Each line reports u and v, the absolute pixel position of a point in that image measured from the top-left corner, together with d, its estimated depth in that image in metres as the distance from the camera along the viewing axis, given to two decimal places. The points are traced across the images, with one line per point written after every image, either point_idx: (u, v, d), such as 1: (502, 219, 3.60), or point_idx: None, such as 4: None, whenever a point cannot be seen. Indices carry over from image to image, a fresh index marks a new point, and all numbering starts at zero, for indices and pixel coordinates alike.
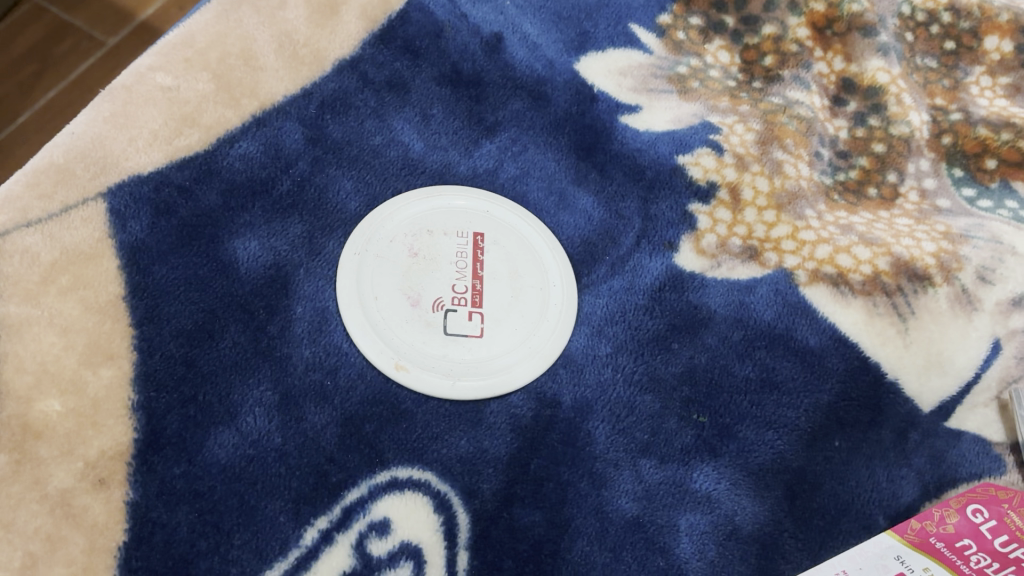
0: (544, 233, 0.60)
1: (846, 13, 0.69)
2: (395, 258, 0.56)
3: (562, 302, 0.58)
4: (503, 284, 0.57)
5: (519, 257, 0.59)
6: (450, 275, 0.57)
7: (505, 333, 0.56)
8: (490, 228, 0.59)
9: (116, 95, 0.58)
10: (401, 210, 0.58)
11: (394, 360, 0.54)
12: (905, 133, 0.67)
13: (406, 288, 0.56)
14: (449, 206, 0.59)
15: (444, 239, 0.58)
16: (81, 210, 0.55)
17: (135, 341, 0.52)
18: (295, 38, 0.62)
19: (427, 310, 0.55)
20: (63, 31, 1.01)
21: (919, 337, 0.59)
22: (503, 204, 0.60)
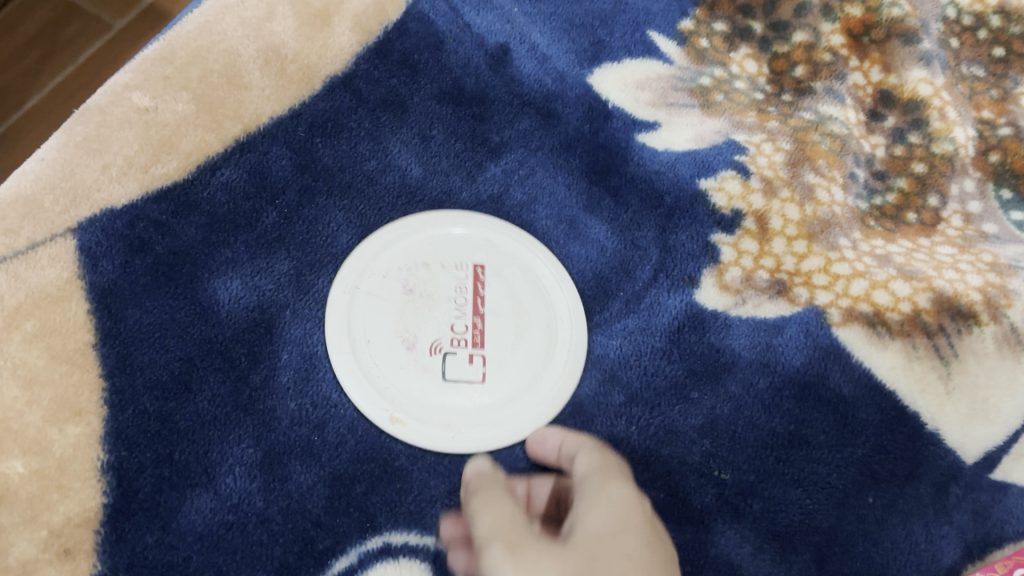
0: (553, 265, 0.55)
1: (885, 19, 0.64)
2: (389, 296, 0.52)
3: (570, 341, 0.53)
4: (506, 320, 0.53)
5: (524, 291, 0.54)
6: (448, 312, 0.52)
7: (509, 379, 0.51)
8: (493, 258, 0.54)
9: (89, 117, 0.54)
10: (395, 241, 0.54)
11: (388, 412, 0.49)
12: (949, 151, 0.62)
13: (400, 329, 0.51)
14: (447, 235, 0.54)
15: (442, 272, 0.53)
16: (49, 247, 0.50)
17: (105, 395, 0.48)
18: (283, 52, 0.57)
19: (423, 354, 0.51)
20: (70, 13, 0.89)
21: (962, 382, 0.54)
22: (508, 231, 0.55)
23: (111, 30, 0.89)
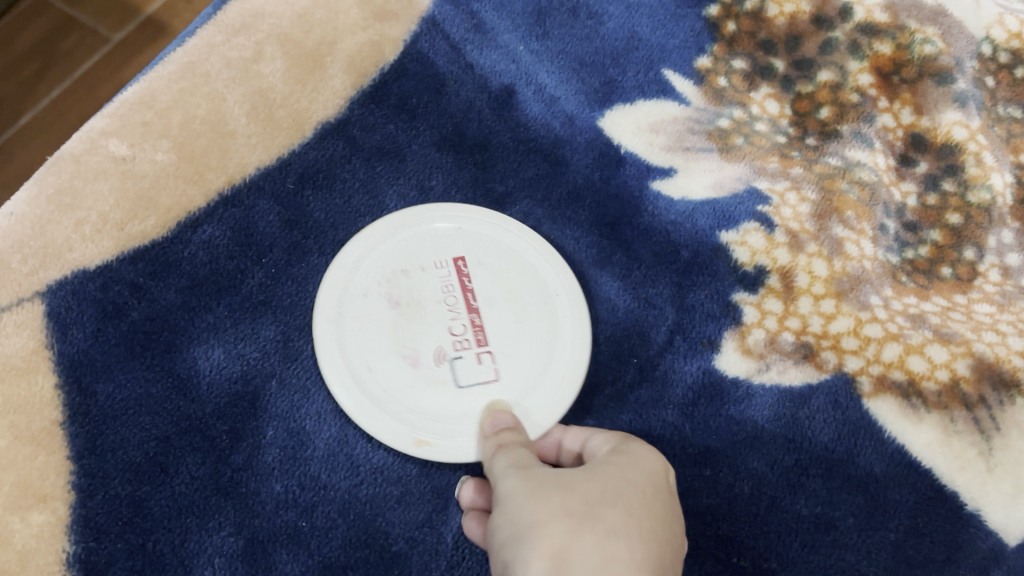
0: (526, 232, 0.52)
1: (917, 56, 0.58)
2: (376, 313, 0.47)
3: (572, 312, 0.50)
4: (505, 310, 0.49)
5: (512, 277, 0.50)
6: (443, 315, 0.48)
7: (528, 370, 0.48)
8: (468, 247, 0.51)
9: (63, 167, 0.50)
10: (365, 253, 0.49)
11: (412, 437, 0.45)
12: (986, 201, 0.56)
13: (400, 347, 0.47)
14: (415, 235, 0.51)
15: (423, 276, 0.49)
16: (14, 314, 0.46)
17: (73, 479, 0.44)
18: (271, 97, 0.53)
19: (432, 366, 0.47)
20: (67, 26, 0.84)
21: (1005, 459, 0.50)
22: (473, 212, 0.52)
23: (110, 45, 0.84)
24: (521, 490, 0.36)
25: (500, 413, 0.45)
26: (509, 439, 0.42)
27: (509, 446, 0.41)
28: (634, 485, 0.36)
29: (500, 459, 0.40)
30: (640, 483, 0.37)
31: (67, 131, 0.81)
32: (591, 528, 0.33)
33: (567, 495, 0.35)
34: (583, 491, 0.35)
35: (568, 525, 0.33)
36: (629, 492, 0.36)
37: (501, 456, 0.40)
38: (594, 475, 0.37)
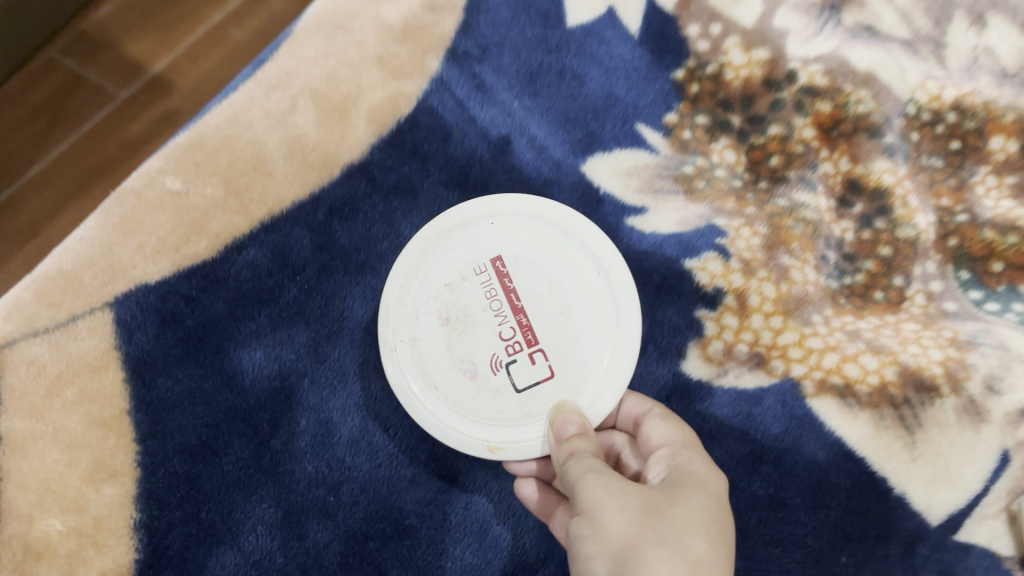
0: (556, 210, 0.56)
1: (852, 114, 0.65)
2: (432, 334, 0.54)
3: (614, 289, 0.55)
4: (549, 305, 0.55)
5: (548, 268, 0.55)
6: (491, 320, 0.54)
7: (580, 358, 0.54)
8: (504, 244, 0.56)
9: (126, 199, 0.59)
10: (412, 273, 0.56)
11: (486, 445, 0.53)
12: (911, 236, 0.63)
13: (457, 362, 0.54)
14: (456, 242, 0.56)
15: (466, 286, 0.55)
16: (88, 320, 0.55)
17: (138, 457, 0.52)
18: (305, 142, 0.62)
19: (488, 374, 0.53)
20: (74, 83, 0.87)
21: (927, 450, 0.58)
22: (500, 204, 0.57)
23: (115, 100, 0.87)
24: (611, 505, 0.39)
25: (570, 419, 0.49)
26: (579, 445, 0.47)
27: (579, 456, 0.45)
28: (705, 507, 0.41)
29: (575, 468, 0.44)
30: (712, 509, 0.41)
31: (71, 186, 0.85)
32: (678, 553, 0.37)
33: (653, 515, 0.38)
34: (667, 514, 0.39)
35: (653, 545, 0.37)
36: (703, 515, 0.40)
37: (576, 464, 0.44)
38: (670, 496, 0.41)
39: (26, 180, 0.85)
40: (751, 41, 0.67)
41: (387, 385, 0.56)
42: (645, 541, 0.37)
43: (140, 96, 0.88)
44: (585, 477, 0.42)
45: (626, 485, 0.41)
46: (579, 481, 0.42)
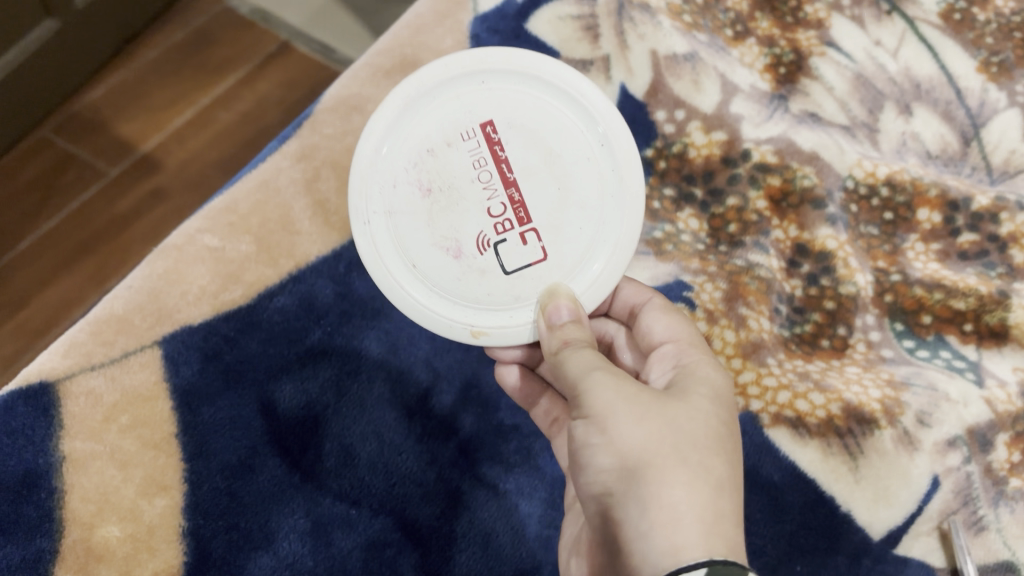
0: (561, 71, 0.55)
1: (798, 187, 0.75)
2: (413, 206, 0.54)
3: (616, 162, 0.55)
4: (544, 178, 0.54)
5: (545, 136, 0.54)
6: (478, 195, 0.53)
7: (574, 241, 0.54)
8: (495, 106, 0.55)
9: (168, 254, 0.67)
10: (392, 136, 0.55)
11: (469, 330, 0.55)
12: (853, 292, 0.72)
13: (439, 240, 0.54)
14: (441, 101, 0.55)
15: (451, 153, 0.54)
16: (140, 356, 0.63)
17: (185, 474, 0.60)
18: (327, 206, 0.71)
19: (474, 255, 0.54)
20: (69, 162, 1.10)
21: (869, 474, 0.66)
22: (492, 58, 0.55)
23: (105, 176, 1.10)
24: (627, 417, 0.45)
25: (562, 305, 0.52)
26: (573, 335, 0.51)
27: (577, 347, 0.50)
28: (712, 417, 0.47)
29: (574, 364, 0.49)
30: (715, 416, 0.48)
31: (63, 253, 1.05)
32: (698, 476, 0.44)
33: (672, 434, 0.45)
34: (682, 431, 0.45)
35: (675, 468, 0.44)
36: (709, 427, 0.47)
37: (577, 360, 0.49)
38: (680, 406, 0.47)
39: (18, 250, 1.05)
40: (711, 124, 0.78)
41: (399, 415, 0.65)
42: (665, 464, 0.44)
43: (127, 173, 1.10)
44: (592, 377, 0.47)
45: (636, 392, 0.47)
46: (584, 380, 0.47)
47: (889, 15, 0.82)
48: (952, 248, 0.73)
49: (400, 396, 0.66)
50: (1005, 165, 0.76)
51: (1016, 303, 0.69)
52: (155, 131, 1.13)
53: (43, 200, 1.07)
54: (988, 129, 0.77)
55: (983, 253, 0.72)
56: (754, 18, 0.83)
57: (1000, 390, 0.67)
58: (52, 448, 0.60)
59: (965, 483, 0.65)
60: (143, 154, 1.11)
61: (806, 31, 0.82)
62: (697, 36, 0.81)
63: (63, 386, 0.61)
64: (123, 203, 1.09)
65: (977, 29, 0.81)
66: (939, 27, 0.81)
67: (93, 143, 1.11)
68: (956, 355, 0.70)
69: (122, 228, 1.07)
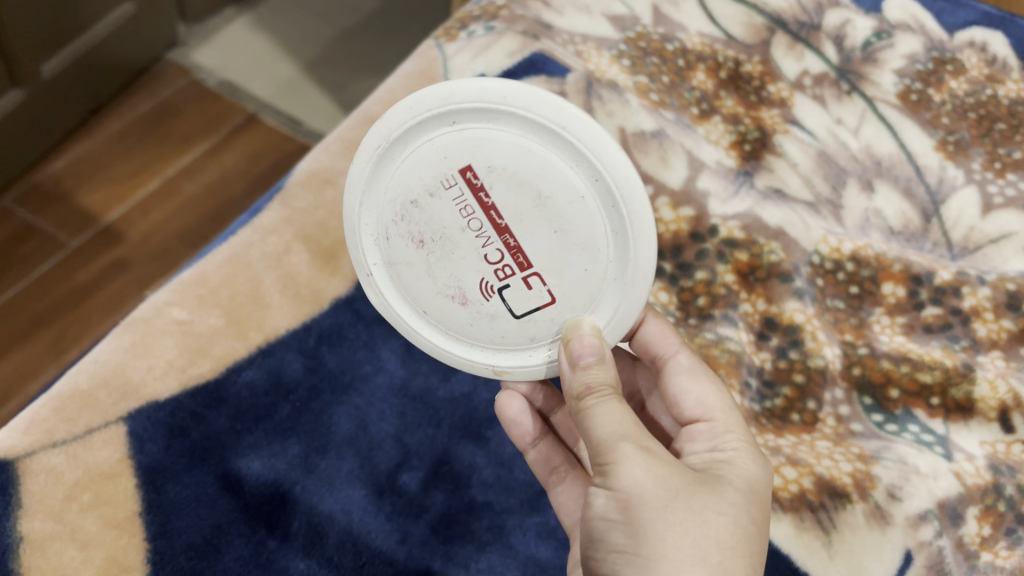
0: (544, 98, 0.52)
1: (766, 262, 0.76)
2: (413, 255, 0.57)
3: (618, 196, 0.52)
4: (539, 222, 0.53)
5: (536, 174, 0.52)
6: (471, 244, 0.55)
7: (578, 282, 0.54)
8: (471, 150, 0.53)
9: (136, 327, 0.67)
10: (385, 176, 0.57)
11: (492, 369, 0.60)
12: (821, 365, 0.72)
13: (443, 288, 0.57)
14: (414, 151, 0.55)
15: (437, 202, 0.55)
16: (103, 432, 0.63)
17: (148, 554, 0.59)
18: (298, 280, 0.72)
19: (480, 301, 0.57)
20: (29, 232, 1.17)
21: (842, 549, 0.64)
22: (456, 98, 0.53)
23: (66, 247, 1.16)
24: (650, 502, 0.47)
25: (586, 342, 0.53)
26: (596, 379, 0.51)
27: (603, 396, 0.50)
28: (738, 511, 0.49)
29: (605, 424, 0.49)
30: (742, 510, 0.49)
31: (21, 318, 1.10)
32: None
33: (694, 530, 0.47)
34: (705, 526, 0.47)
35: (693, 568, 0.45)
36: (733, 522, 0.48)
37: (604, 414, 0.49)
38: (707, 497, 0.48)
39: None
40: (679, 200, 0.79)
41: (368, 492, 0.64)
42: (683, 562, 0.45)
43: (89, 244, 1.17)
44: (625, 451, 0.47)
45: (666, 476, 0.48)
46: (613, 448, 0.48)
47: (849, 95, 0.84)
48: (917, 321, 0.74)
49: (369, 472, 0.65)
50: (966, 241, 0.77)
51: (980, 376, 0.70)
52: (118, 203, 1.21)
53: (4, 269, 1.13)
54: (947, 207, 0.78)
55: (947, 326, 0.73)
56: (718, 97, 0.85)
57: (968, 464, 0.67)
58: (9, 528, 0.58)
59: (938, 557, 0.64)
60: (106, 226, 1.19)
61: (769, 110, 0.84)
62: (664, 114, 0.83)
63: (22, 464, 0.60)
64: (84, 273, 1.15)
65: (933, 109, 0.83)
66: (897, 107, 0.83)
67: (54, 217, 1.18)
68: (924, 428, 0.69)
69: (81, 299, 1.12)
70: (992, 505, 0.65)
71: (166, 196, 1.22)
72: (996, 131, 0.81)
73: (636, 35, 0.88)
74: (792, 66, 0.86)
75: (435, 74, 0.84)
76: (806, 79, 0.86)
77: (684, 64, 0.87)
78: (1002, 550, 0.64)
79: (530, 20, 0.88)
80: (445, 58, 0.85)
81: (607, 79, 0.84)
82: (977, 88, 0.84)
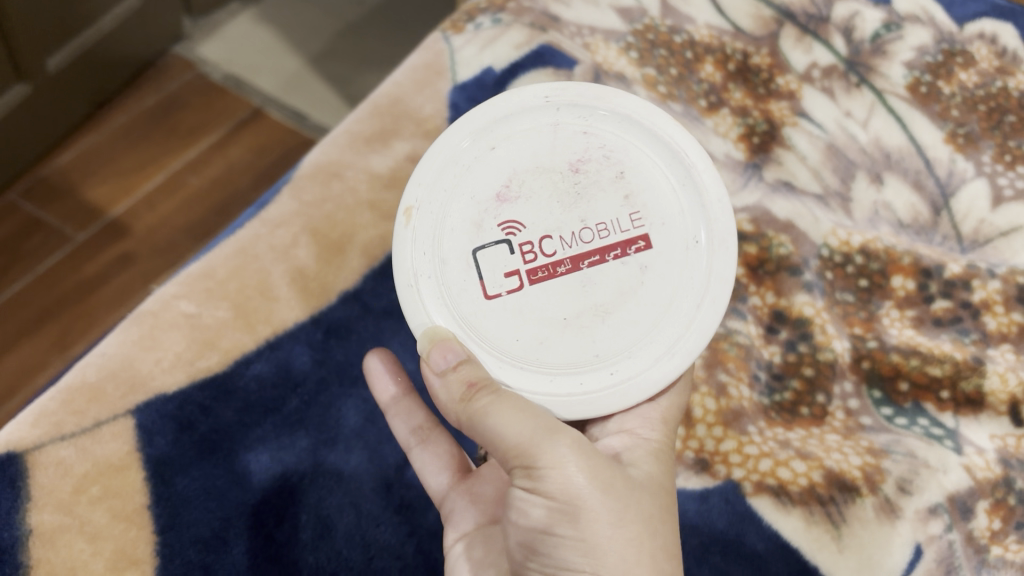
0: (713, 314, 0.55)
1: (775, 255, 0.76)
2: (557, 157, 0.56)
3: (594, 391, 0.54)
4: (597, 296, 0.54)
5: (634, 282, 0.55)
6: (557, 227, 0.55)
7: (506, 332, 0.54)
8: (663, 250, 0.55)
9: (143, 320, 0.67)
10: (638, 130, 0.57)
11: (414, 202, 0.56)
12: (830, 359, 0.72)
13: (516, 182, 0.55)
14: (664, 181, 0.57)
15: (606, 191, 0.56)
16: (111, 425, 0.63)
17: (157, 547, 0.59)
18: (306, 272, 0.72)
19: (495, 222, 0.55)
20: (35, 226, 1.17)
21: (852, 542, 0.64)
22: (717, 265, 0.56)
23: (73, 241, 1.16)
24: (604, 517, 0.48)
25: (449, 355, 0.52)
26: (477, 377, 0.51)
27: (502, 400, 0.49)
28: (672, 514, 0.52)
29: (521, 426, 0.48)
30: (669, 509, 0.52)
31: (28, 311, 1.10)
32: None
33: (647, 541, 0.49)
34: (654, 534, 0.49)
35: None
36: (667, 525, 0.51)
37: (513, 420, 0.48)
38: (649, 503, 0.51)
39: None
40: None
41: (378, 484, 0.64)
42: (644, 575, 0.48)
43: (96, 237, 1.17)
44: (566, 456, 0.48)
45: (608, 479, 0.49)
46: (548, 451, 0.47)
47: (859, 87, 0.83)
48: (927, 314, 0.73)
49: (377, 466, 0.65)
50: (975, 234, 0.76)
51: (991, 369, 0.69)
52: (125, 196, 1.21)
53: (10, 264, 1.13)
54: (957, 199, 0.77)
55: (957, 320, 0.72)
56: (727, 89, 0.85)
57: (978, 457, 0.67)
58: (18, 521, 0.58)
59: (948, 552, 0.63)
60: (111, 221, 1.19)
61: (778, 102, 0.84)
62: (672, 106, 0.83)
63: (31, 457, 0.60)
64: (91, 266, 1.15)
65: (943, 101, 0.80)
66: (907, 99, 0.81)
67: (60, 211, 1.18)
68: (933, 422, 0.69)
69: (87, 293, 1.12)
70: (1003, 499, 0.65)
71: (172, 189, 1.22)
72: (1006, 124, 0.79)
73: (644, 27, 0.87)
74: (801, 59, 0.85)
75: (442, 67, 0.84)
76: (815, 71, 0.84)
77: (692, 56, 0.86)
78: (1012, 544, 0.64)
79: (537, 12, 0.88)
80: (452, 51, 0.85)
81: (615, 71, 0.84)
82: (988, 80, 0.81)
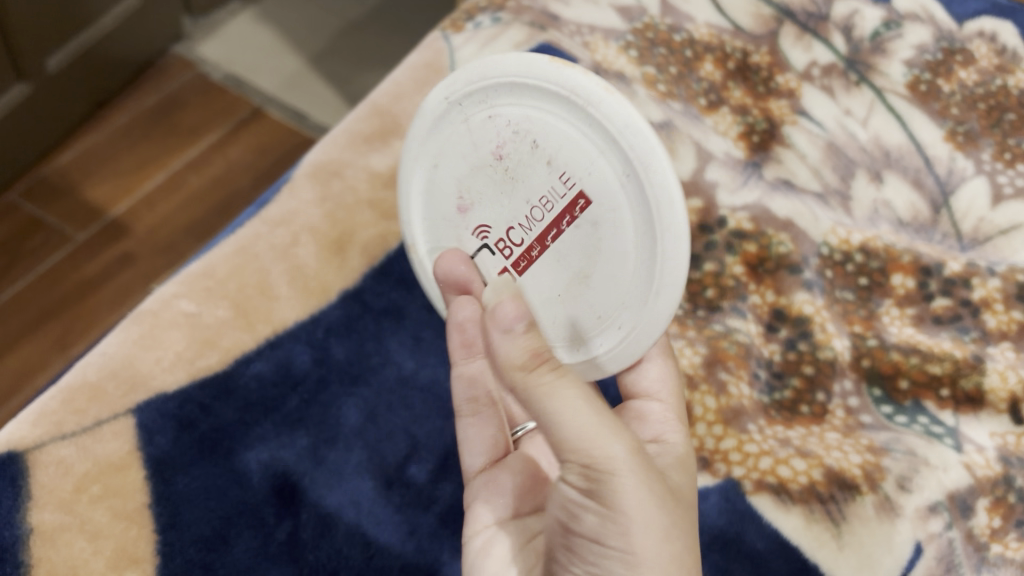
0: (677, 242, 0.48)
1: (775, 253, 0.76)
2: (483, 147, 0.54)
3: (607, 345, 0.55)
4: (566, 268, 0.53)
5: (592, 245, 0.51)
6: (513, 216, 0.54)
7: None
8: (601, 200, 0.50)
9: (143, 319, 0.67)
10: (523, 86, 0.52)
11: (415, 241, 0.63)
12: (830, 357, 0.72)
13: (463, 187, 0.56)
14: (573, 124, 0.50)
15: (539, 165, 0.52)
16: (112, 424, 0.63)
17: (158, 545, 0.59)
18: (306, 271, 0.72)
19: (467, 224, 0.57)
20: (36, 226, 1.17)
21: (852, 541, 0.64)
22: (654, 180, 0.47)
23: (73, 240, 1.16)
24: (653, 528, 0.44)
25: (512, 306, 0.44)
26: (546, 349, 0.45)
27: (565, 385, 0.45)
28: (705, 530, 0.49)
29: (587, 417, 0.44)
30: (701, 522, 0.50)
31: (28, 310, 1.10)
32: None
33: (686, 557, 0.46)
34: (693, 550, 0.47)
35: None
36: (702, 539, 0.49)
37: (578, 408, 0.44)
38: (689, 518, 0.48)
39: None
40: (689, 191, 0.79)
41: (378, 483, 0.64)
42: None
43: (97, 237, 1.17)
44: (622, 458, 0.44)
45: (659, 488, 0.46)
46: (610, 454, 0.44)
47: (858, 86, 0.83)
48: (927, 312, 0.73)
49: (377, 465, 0.65)
50: (975, 232, 0.76)
51: (991, 367, 0.69)
52: (125, 196, 1.21)
53: (10, 265, 1.13)
54: (956, 198, 0.77)
55: (957, 318, 0.72)
56: (727, 88, 0.85)
57: (978, 455, 0.66)
58: (20, 520, 0.58)
59: (948, 550, 0.63)
60: (110, 221, 1.19)
61: (777, 100, 0.84)
62: (671, 105, 0.83)
63: (32, 456, 0.61)
64: (91, 266, 1.15)
65: (943, 99, 0.80)
66: (906, 98, 0.81)
67: (61, 211, 1.18)
68: (933, 420, 0.69)
69: (88, 292, 1.12)
70: (1002, 497, 0.65)
71: (172, 189, 1.22)
72: (1006, 121, 0.78)
73: (643, 26, 0.87)
74: (801, 57, 0.85)
75: (442, 66, 0.84)
76: (815, 69, 0.84)
77: (691, 54, 0.86)
78: (1013, 542, 0.63)
79: (537, 12, 0.88)
80: (452, 50, 0.85)
81: (615, 70, 0.84)
82: (987, 78, 0.80)
